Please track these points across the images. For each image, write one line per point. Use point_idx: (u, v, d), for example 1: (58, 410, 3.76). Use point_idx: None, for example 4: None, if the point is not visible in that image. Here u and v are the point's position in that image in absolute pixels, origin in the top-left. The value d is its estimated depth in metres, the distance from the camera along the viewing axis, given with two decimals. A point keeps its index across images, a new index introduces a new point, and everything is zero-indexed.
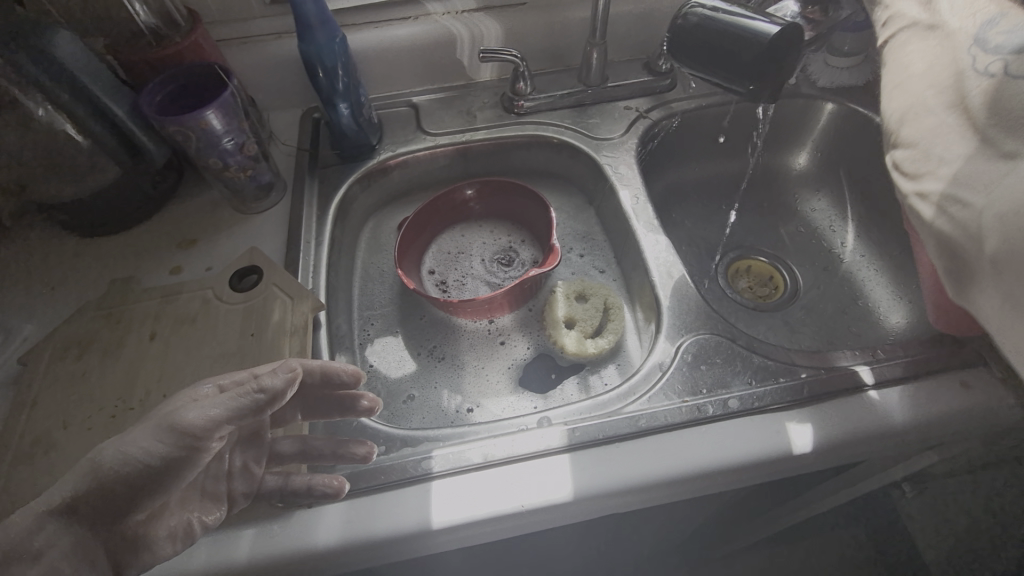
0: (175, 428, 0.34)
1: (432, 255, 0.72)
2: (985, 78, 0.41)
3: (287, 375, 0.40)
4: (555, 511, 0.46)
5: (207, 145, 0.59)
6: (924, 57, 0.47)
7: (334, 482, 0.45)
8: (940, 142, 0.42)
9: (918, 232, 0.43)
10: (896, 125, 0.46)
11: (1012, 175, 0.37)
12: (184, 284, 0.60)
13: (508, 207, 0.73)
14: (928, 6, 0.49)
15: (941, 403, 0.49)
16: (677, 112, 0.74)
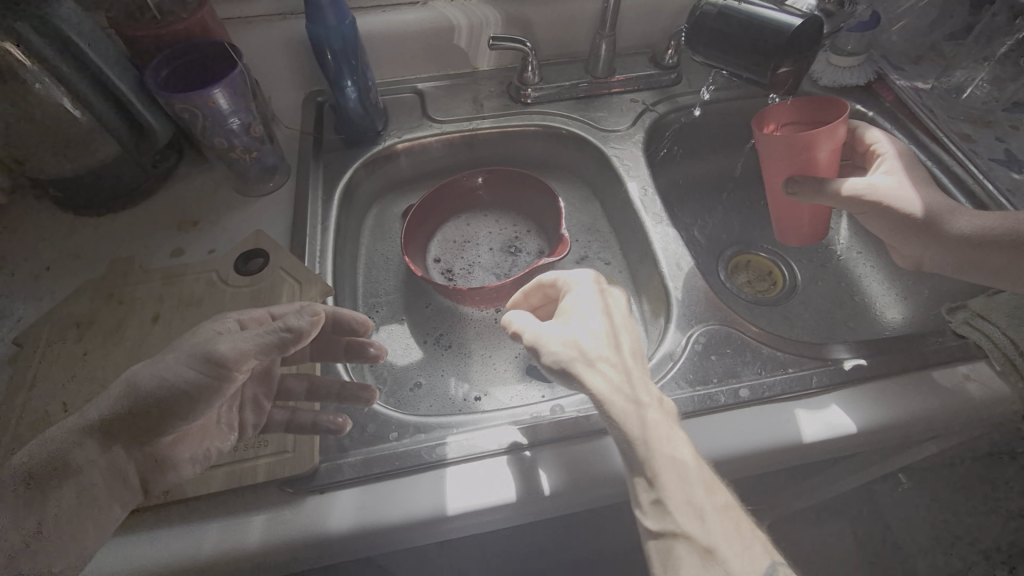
0: (207, 358, 0.37)
1: (438, 243, 0.72)
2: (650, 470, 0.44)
3: (312, 317, 0.41)
4: (567, 499, 0.46)
5: (213, 123, 0.58)
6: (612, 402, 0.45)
7: (338, 419, 0.47)
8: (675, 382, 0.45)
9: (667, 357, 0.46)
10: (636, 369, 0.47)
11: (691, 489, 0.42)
12: (187, 265, 0.58)
13: (514, 197, 0.73)
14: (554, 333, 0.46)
15: (943, 394, 0.50)
16: (682, 107, 0.75)
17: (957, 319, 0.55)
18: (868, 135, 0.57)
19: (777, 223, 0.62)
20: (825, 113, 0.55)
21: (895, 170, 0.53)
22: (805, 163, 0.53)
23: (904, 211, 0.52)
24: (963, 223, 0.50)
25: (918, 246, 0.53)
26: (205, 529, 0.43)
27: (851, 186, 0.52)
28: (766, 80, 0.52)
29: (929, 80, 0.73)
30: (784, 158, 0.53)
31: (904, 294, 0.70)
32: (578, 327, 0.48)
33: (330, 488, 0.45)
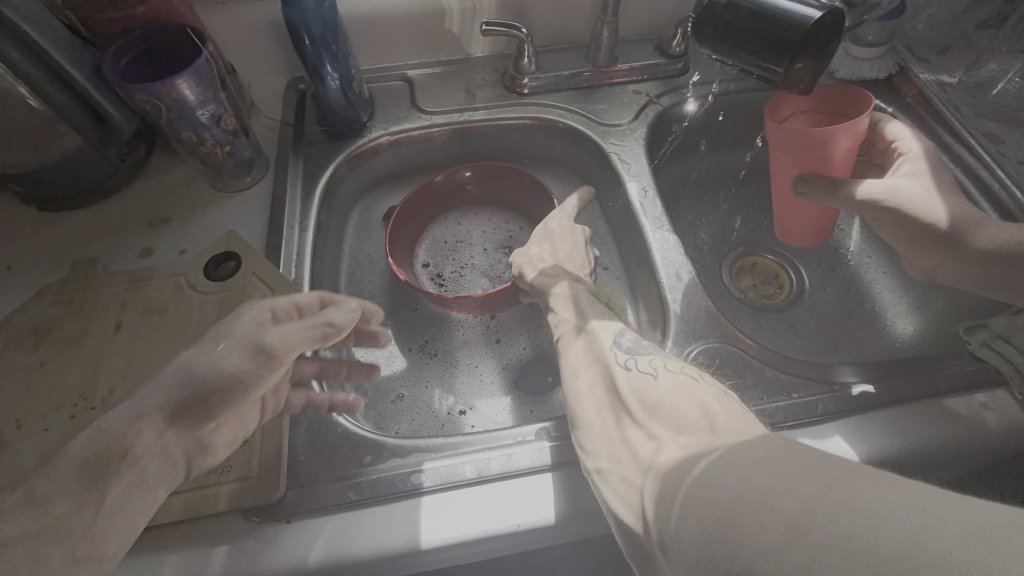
0: (258, 346, 0.38)
1: (425, 247, 0.68)
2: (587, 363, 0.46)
3: (351, 312, 0.45)
4: (551, 532, 0.43)
5: (180, 115, 0.54)
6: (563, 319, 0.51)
7: (351, 398, 0.49)
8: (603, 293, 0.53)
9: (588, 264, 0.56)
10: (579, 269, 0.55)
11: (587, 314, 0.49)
12: (154, 269, 0.55)
13: (506, 194, 0.69)
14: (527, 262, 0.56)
15: (957, 424, 0.46)
16: (689, 99, 0.70)
17: (976, 340, 0.51)
18: (889, 131, 0.52)
19: (781, 221, 0.57)
20: (847, 107, 0.49)
21: (919, 172, 0.48)
22: (820, 160, 0.47)
23: (928, 222, 0.47)
24: (990, 239, 0.46)
25: (935, 261, 0.49)
26: (165, 558, 0.41)
27: (867, 190, 0.47)
28: (779, 78, 0.47)
29: (956, 74, 0.68)
30: (795, 154, 0.47)
31: (917, 304, 0.66)
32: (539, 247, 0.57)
33: (298, 517, 0.43)
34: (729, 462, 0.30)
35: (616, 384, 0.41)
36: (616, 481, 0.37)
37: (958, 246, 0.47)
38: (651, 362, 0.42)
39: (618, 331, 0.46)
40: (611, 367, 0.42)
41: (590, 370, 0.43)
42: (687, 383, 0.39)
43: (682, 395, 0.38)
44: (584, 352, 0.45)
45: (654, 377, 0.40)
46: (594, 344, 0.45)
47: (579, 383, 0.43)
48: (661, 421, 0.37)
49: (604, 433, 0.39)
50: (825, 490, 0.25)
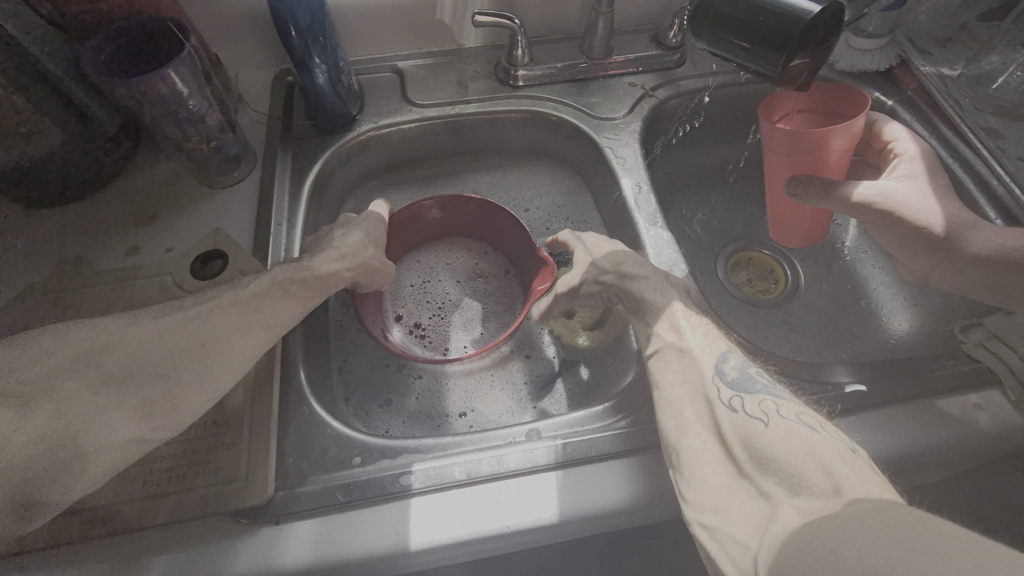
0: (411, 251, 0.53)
1: (394, 301, 0.64)
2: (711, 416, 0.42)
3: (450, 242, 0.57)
4: (539, 534, 0.43)
5: (165, 111, 0.53)
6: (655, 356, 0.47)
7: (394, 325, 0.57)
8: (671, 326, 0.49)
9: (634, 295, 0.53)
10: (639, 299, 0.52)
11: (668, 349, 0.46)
12: (141, 267, 0.54)
13: (468, 224, 0.67)
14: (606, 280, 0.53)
15: (950, 426, 0.46)
16: (685, 92, 0.69)
17: (971, 340, 0.51)
18: (886, 131, 0.51)
19: (775, 221, 0.56)
20: (843, 107, 0.48)
21: (916, 174, 0.48)
22: (815, 160, 0.46)
23: (923, 225, 0.46)
24: (982, 242, 0.45)
25: (928, 262, 0.48)
26: (151, 559, 0.41)
27: (861, 193, 0.46)
28: (777, 75, 0.46)
29: (956, 67, 0.67)
30: (790, 151, 0.46)
31: (912, 300, 0.65)
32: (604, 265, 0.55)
33: (286, 518, 0.43)
34: (849, 521, 0.29)
35: (723, 429, 0.40)
36: (714, 528, 0.36)
37: (951, 250, 0.46)
38: (760, 403, 0.40)
39: (722, 359, 0.44)
40: (715, 404, 0.41)
41: (690, 406, 0.42)
42: (803, 436, 0.38)
43: (801, 448, 0.37)
44: (682, 381, 0.44)
45: (764, 423, 0.39)
46: (691, 379, 0.44)
47: (675, 418, 0.42)
48: (777, 478, 0.36)
49: (704, 475, 0.38)
50: (953, 551, 0.25)
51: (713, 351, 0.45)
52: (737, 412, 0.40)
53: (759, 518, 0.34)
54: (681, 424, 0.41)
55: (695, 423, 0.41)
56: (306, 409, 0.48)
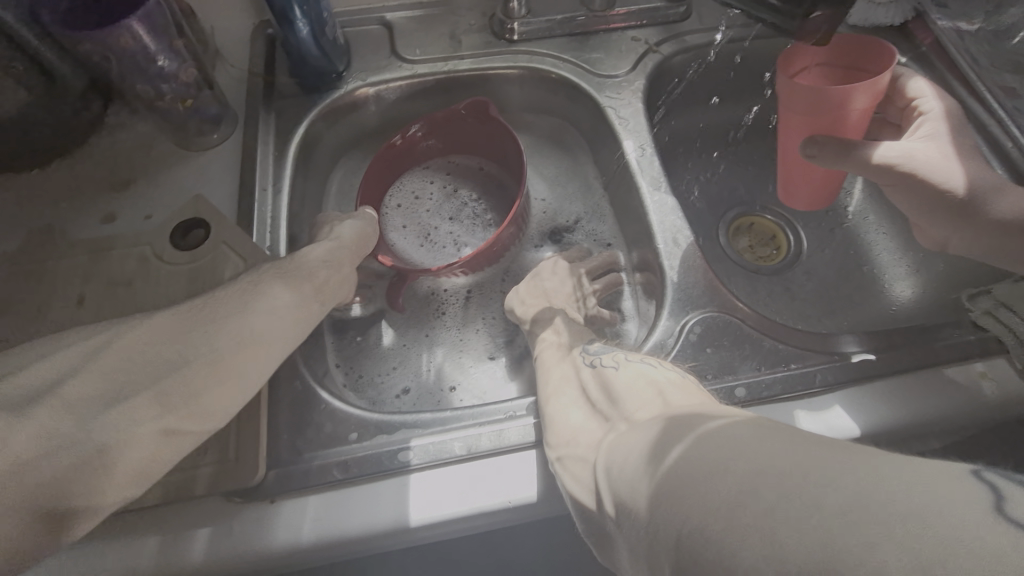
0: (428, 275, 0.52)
1: (423, 258, 0.63)
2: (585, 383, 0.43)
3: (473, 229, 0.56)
4: (541, 509, 0.42)
5: (134, 67, 0.49)
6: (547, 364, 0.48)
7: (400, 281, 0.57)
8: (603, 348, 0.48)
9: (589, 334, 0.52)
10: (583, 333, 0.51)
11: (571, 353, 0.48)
12: (117, 237, 0.51)
13: (419, 146, 0.64)
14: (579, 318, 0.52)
15: (956, 395, 0.45)
16: (690, 48, 0.65)
17: (978, 309, 0.50)
18: (910, 87, 0.48)
19: (786, 183, 0.54)
20: (867, 62, 0.45)
21: (939, 134, 0.45)
22: (834, 119, 0.43)
23: (941, 190, 0.44)
24: (1007, 206, 0.43)
25: (947, 229, 0.47)
26: (144, 542, 0.40)
27: (882, 153, 0.44)
28: (794, 27, 0.42)
29: (976, 20, 0.63)
30: (807, 112, 0.43)
31: (916, 266, 0.64)
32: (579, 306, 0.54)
33: (280, 496, 0.41)
34: (678, 439, 0.29)
35: (584, 382, 0.42)
36: (573, 468, 0.37)
37: (971, 213, 0.44)
38: (613, 359, 0.43)
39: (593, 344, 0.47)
40: (579, 372, 0.44)
41: (556, 375, 0.45)
42: (649, 371, 0.40)
43: (641, 380, 0.39)
44: (551, 364, 0.47)
45: (614, 367, 0.42)
46: (565, 355, 0.47)
47: (545, 388, 0.45)
48: (620, 410, 0.37)
49: (563, 424, 0.40)
50: (771, 455, 0.25)
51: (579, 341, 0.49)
52: (596, 368, 0.43)
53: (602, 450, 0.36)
54: (547, 390, 0.44)
55: (566, 386, 0.43)
56: (300, 384, 0.47)
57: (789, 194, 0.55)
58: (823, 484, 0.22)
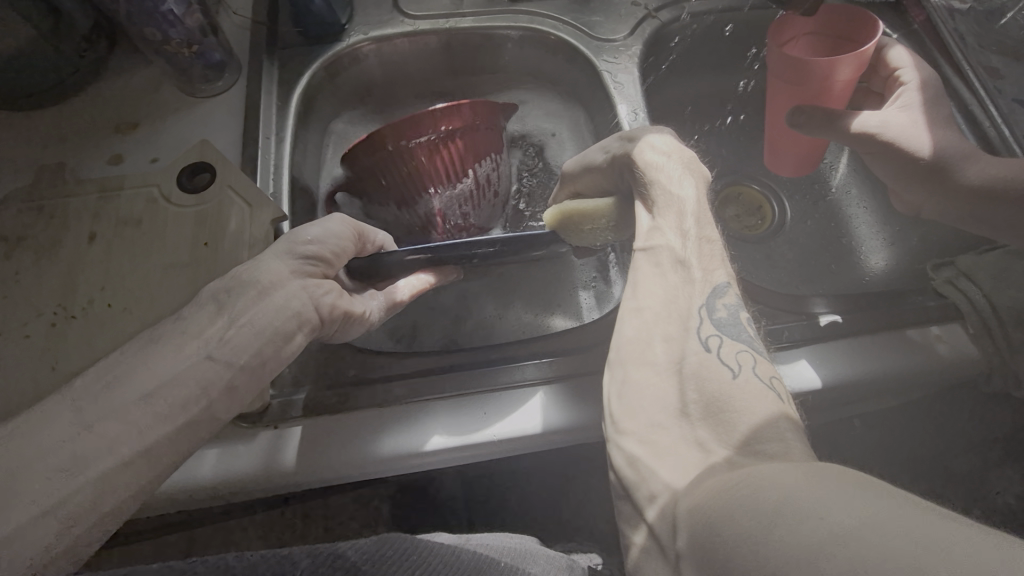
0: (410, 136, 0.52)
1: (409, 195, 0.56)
2: (701, 349, 0.35)
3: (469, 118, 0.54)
4: (524, 443, 0.46)
5: (142, 8, 0.50)
6: (656, 291, 0.38)
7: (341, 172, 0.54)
8: (726, 297, 0.38)
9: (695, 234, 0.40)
10: (695, 248, 0.39)
11: (680, 290, 0.38)
12: (125, 178, 0.53)
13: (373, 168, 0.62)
14: (687, 232, 0.40)
15: (914, 355, 0.49)
16: (690, 15, 0.66)
17: (941, 277, 0.53)
18: (892, 57, 0.50)
19: (772, 148, 0.56)
20: (851, 32, 0.47)
21: (913, 105, 0.48)
22: (819, 89, 0.46)
23: (914, 158, 0.47)
24: (978, 173, 0.46)
25: (922, 193, 0.49)
26: None
27: (862, 122, 0.46)
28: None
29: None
30: (793, 80, 0.46)
31: (891, 239, 0.67)
32: (687, 188, 0.41)
33: (284, 424, 0.45)
34: (779, 478, 0.25)
35: (682, 362, 0.35)
36: (636, 466, 0.33)
37: (943, 180, 0.47)
38: (737, 354, 0.35)
39: (716, 291, 0.38)
40: (689, 335, 0.36)
41: (659, 331, 0.37)
42: (770, 397, 0.33)
43: (763, 412, 0.32)
44: (664, 298, 0.38)
45: (734, 375, 0.34)
46: (681, 297, 0.38)
47: (634, 333, 0.37)
48: (719, 426, 0.31)
49: (643, 407, 0.34)
50: (849, 503, 0.22)
51: (710, 281, 0.39)
52: (711, 352, 0.35)
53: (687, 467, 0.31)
54: (637, 338, 0.37)
55: (659, 349, 0.36)
56: None
57: (774, 159, 0.58)
58: (908, 532, 0.20)
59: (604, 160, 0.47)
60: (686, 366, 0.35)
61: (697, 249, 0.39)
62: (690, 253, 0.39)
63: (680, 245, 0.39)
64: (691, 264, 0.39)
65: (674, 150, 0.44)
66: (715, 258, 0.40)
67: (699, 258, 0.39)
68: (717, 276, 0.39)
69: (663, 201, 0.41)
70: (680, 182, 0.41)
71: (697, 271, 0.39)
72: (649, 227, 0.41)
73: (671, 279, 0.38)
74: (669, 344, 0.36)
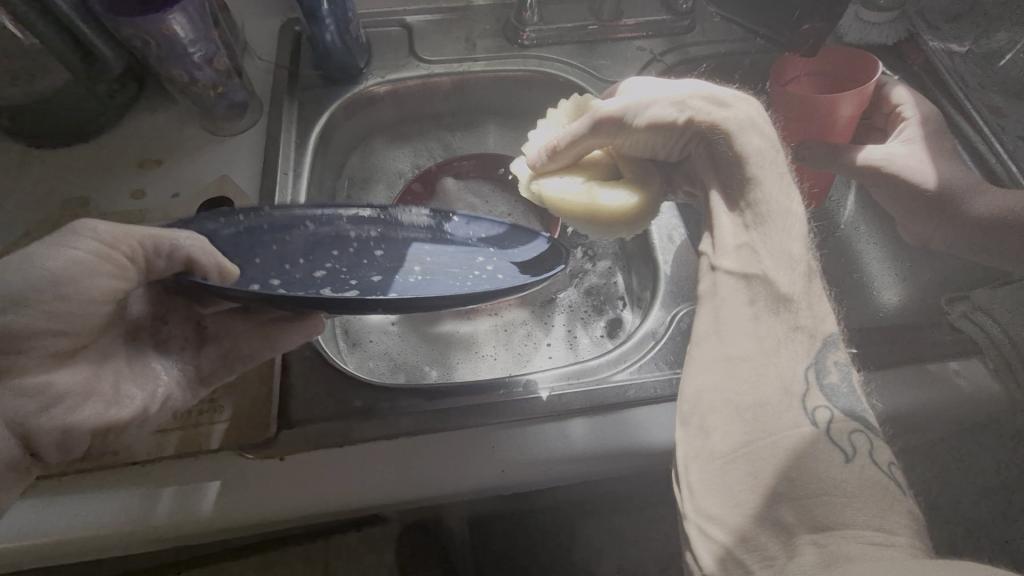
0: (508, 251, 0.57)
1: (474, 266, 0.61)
2: (804, 415, 0.34)
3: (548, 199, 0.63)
4: (546, 475, 0.45)
5: (172, 53, 0.53)
6: (747, 338, 0.37)
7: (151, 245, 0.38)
8: (832, 353, 0.37)
9: (804, 276, 0.39)
10: (803, 298, 0.38)
11: (778, 333, 0.37)
12: (146, 212, 0.54)
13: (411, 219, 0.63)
14: (796, 278, 0.38)
15: (935, 389, 0.48)
16: (693, 58, 0.68)
17: (956, 311, 0.53)
18: (893, 95, 0.51)
19: None
20: (850, 73, 0.49)
21: (916, 139, 0.49)
22: (821, 124, 0.47)
23: (920, 191, 0.47)
24: (986, 205, 0.46)
25: (930, 226, 0.49)
26: (160, 491, 0.43)
27: (867, 156, 0.47)
28: None
29: (965, 43, 0.67)
30: (796, 116, 0.47)
31: (903, 275, 0.66)
32: (787, 205, 0.41)
33: (289, 455, 0.44)
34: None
35: (781, 423, 0.34)
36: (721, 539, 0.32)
37: (950, 212, 0.47)
38: (846, 426, 0.34)
39: (825, 348, 0.37)
40: (792, 397, 0.35)
41: (756, 389, 0.35)
42: (881, 480, 0.32)
43: (877, 504, 0.30)
44: (757, 347, 0.36)
45: (846, 458, 0.32)
46: (782, 356, 0.36)
47: (721, 387, 0.35)
48: (824, 507, 0.30)
49: (733, 474, 0.33)
50: None
51: (820, 334, 0.37)
52: (813, 417, 0.34)
53: (784, 551, 0.30)
54: (723, 392, 0.35)
55: (751, 406, 0.34)
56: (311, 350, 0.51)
57: None
58: None
59: (679, 120, 0.44)
60: (785, 431, 0.33)
61: (802, 297, 0.38)
62: (796, 301, 0.38)
63: (784, 293, 0.38)
64: (796, 311, 0.37)
65: (772, 138, 0.43)
66: (820, 307, 0.39)
67: (805, 309, 0.38)
68: (822, 322, 0.38)
69: (766, 228, 0.40)
70: (787, 193, 0.41)
71: (803, 321, 0.37)
72: (744, 247, 0.40)
73: (773, 320, 0.37)
74: (766, 402, 0.34)
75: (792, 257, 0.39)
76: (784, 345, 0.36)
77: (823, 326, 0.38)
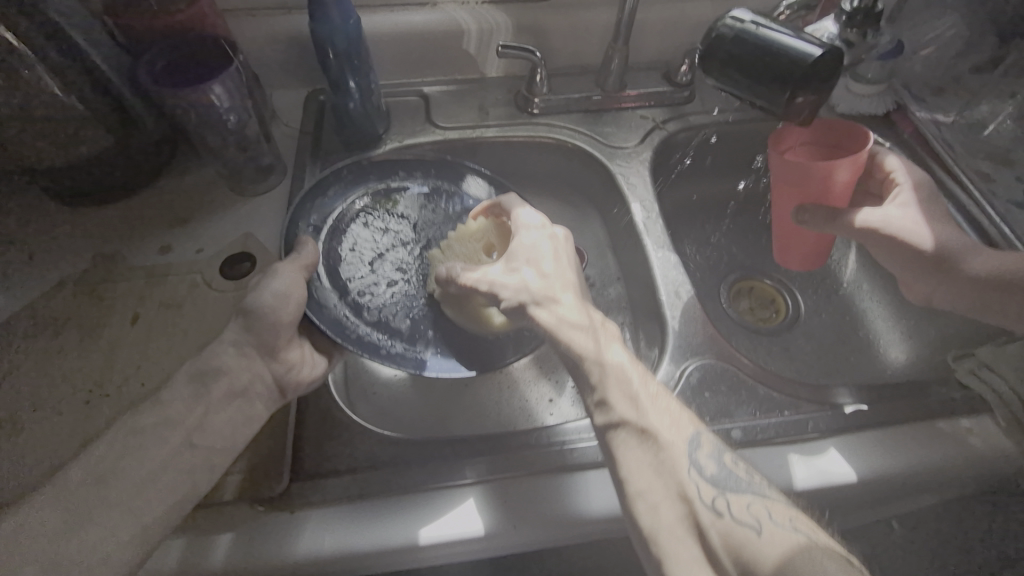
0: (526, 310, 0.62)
1: None
2: (713, 511, 0.41)
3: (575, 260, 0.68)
4: (553, 533, 0.45)
5: (210, 119, 0.57)
6: (649, 481, 0.42)
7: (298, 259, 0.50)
8: (701, 447, 0.43)
9: (651, 392, 0.45)
10: (653, 416, 0.44)
11: (652, 459, 0.42)
12: (172, 266, 0.57)
13: None
14: (635, 401, 0.44)
15: (945, 447, 0.48)
16: (693, 126, 0.73)
17: (963, 367, 0.52)
18: (886, 162, 0.54)
19: (779, 243, 0.59)
20: (842, 143, 0.52)
21: (910, 204, 0.51)
22: (818, 190, 0.49)
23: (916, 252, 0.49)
24: (982, 264, 0.48)
25: (928, 285, 0.51)
26: (168, 544, 0.42)
27: (864, 219, 0.49)
28: (779, 109, 0.50)
29: (950, 113, 0.71)
30: (794, 182, 0.49)
31: (909, 333, 0.67)
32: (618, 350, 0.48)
33: (299, 509, 0.44)
34: None
35: (702, 526, 0.40)
36: None
37: (949, 271, 0.49)
38: (748, 505, 0.41)
39: (694, 443, 0.44)
40: (696, 505, 0.41)
41: (675, 520, 0.40)
42: (787, 535, 0.39)
43: (810, 563, 0.38)
44: (656, 480, 0.41)
45: (759, 533, 0.40)
46: (675, 475, 0.42)
47: (654, 527, 0.40)
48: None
49: None
50: None
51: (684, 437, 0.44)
52: (716, 508, 0.41)
53: None
54: (670, 545, 0.39)
55: (683, 534, 0.40)
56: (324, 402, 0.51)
57: (782, 252, 0.60)
58: None
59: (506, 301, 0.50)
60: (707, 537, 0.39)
61: (659, 416, 0.44)
62: (646, 419, 0.44)
63: (639, 423, 0.43)
64: (656, 435, 0.43)
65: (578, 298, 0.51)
66: (679, 420, 0.45)
67: (658, 421, 0.44)
68: (680, 428, 0.44)
69: (592, 368, 0.47)
70: (607, 340, 0.48)
71: (669, 436, 0.43)
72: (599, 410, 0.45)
73: (637, 450, 0.43)
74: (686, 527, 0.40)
75: (630, 386, 0.45)
76: (665, 467, 0.42)
77: (681, 434, 0.44)
